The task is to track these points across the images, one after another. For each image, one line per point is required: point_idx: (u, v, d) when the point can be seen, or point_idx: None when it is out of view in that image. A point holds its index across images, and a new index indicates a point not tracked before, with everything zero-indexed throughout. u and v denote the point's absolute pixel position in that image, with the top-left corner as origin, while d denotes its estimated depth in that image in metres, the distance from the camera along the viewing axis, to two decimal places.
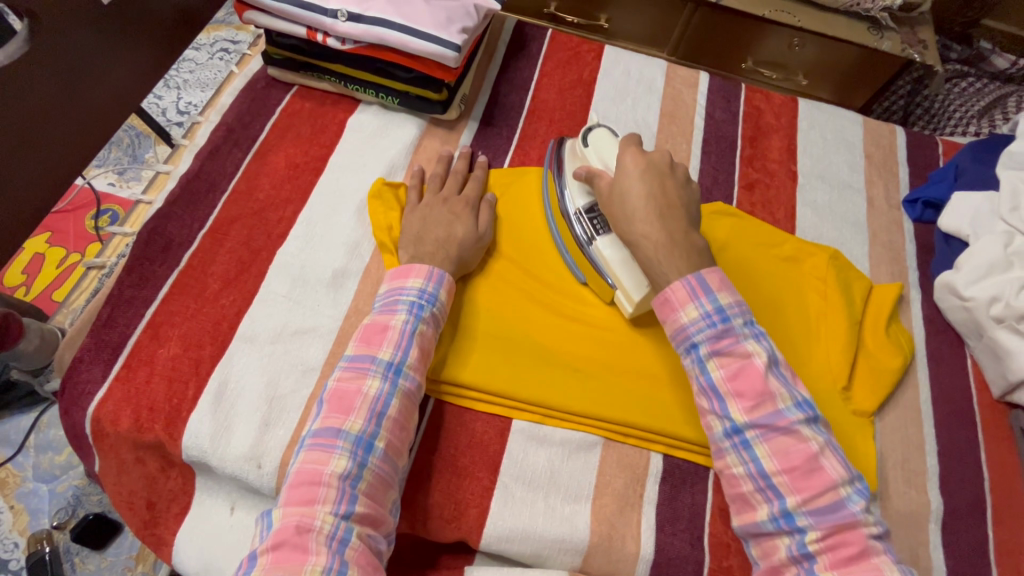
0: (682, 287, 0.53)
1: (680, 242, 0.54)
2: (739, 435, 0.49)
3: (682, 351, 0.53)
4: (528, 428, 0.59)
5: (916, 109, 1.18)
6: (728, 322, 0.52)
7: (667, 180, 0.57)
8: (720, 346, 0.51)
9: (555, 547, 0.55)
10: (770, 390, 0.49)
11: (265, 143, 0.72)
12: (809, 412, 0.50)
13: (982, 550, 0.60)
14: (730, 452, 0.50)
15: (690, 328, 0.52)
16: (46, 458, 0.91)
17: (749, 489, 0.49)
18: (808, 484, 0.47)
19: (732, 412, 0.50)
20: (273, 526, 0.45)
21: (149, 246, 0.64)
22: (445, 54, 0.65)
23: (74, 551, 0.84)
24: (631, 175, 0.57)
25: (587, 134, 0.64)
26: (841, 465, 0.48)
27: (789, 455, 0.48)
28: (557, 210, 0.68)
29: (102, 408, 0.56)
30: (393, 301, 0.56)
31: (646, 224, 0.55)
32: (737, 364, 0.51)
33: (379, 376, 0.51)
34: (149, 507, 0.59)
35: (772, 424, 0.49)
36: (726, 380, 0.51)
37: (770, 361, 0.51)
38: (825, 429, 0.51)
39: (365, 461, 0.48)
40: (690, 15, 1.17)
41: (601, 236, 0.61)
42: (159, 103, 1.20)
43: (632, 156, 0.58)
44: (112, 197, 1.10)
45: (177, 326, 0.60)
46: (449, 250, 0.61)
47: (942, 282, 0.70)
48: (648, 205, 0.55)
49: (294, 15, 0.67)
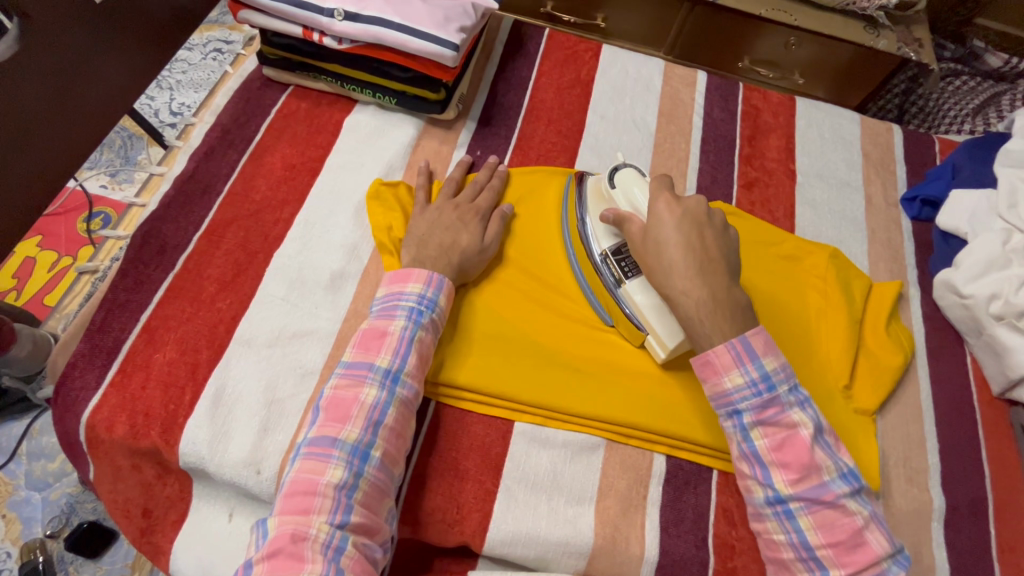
0: (727, 353, 0.51)
1: (721, 301, 0.52)
2: (783, 505, 0.49)
3: (724, 414, 0.52)
4: (530, 429, 0.59)
5: (911, 108, 1.20)
6: (774, 391, 0.50)
7: (705, 230, 0.54)
8: (765, 417, 0.50)
9: (559, 550, 0.54)
10: (816, 463, 0.49)
11: (261, 144, 0.71)
12: (854, 485, 0.49)
13: (985, 548, 0.60)
14: (771, 519, 0.50)
15: (734, 394, 0.51)
16: (38, 465, 0.89)
17: (791, 557, 0.49)
18: (851, 559, 0.47)
19: (775, 482, 0.49)
20: (267, 534, 0.44)
21: (143, 250, 0.63)
22: (444, 53, 0.65)
23: (68, 559, 0.83)
24: (666, 226, 0.54)
25: (614, 175, 0.62)
26: (885, 538, 0.48)
27: (835, 529, 0.48)
28: (577, 244, 0.66)
29: (97, 415, 0.55)
30: (392, 306, 0.56)
31: (686, 280, 0.52)
32: (783, 434, 0.50)
33: (376, 384, 0.51)
34: (145, 515, 0.58)
35: (817, 498, 0.48)
36: (771, 450, 0.50)
37: (815, 431, 0.50)
38: (867, 498, 0.51)
39: (362, 470, 0.47)
40: (686, 14, 1.17)
41: (630, 279, 0.60)
42: (151, 104, 1.19)
43: (666, 203, 0.55)
44: (104, 199, 1.08)
45: (173, 330, 0.59)
46: (451, 257, 0.60)
47: (941, 280, 0.70)
48: (687, 259, 0.52)
49: (289, 14, 0.66)
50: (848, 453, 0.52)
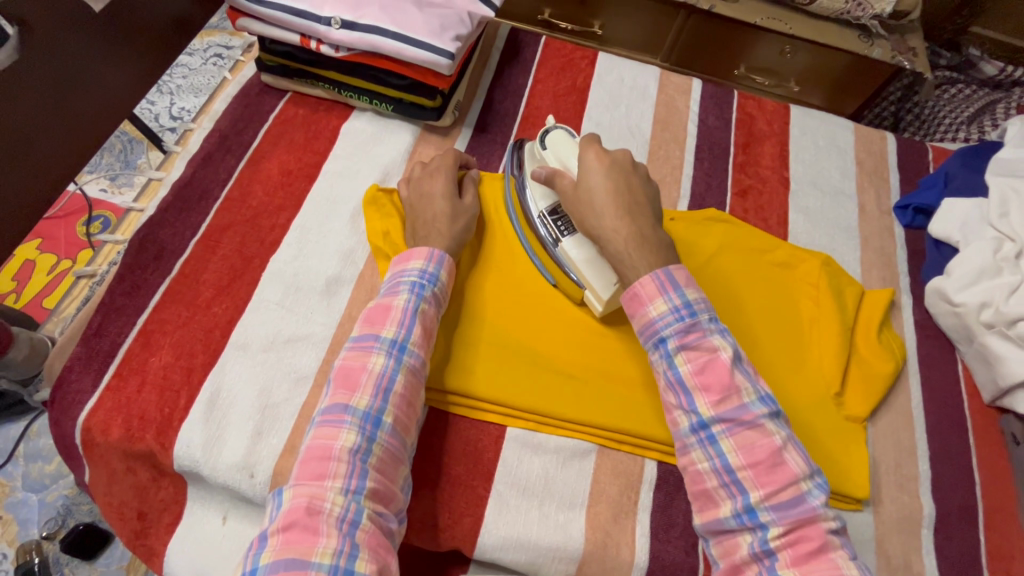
0: (652, 282, 0.53)
1: (647, 238, 0.55)
2: (705, 430, 0.49)
3: (651, 345, 0.53)
4: (521, 435, 0.59)
5: (906, 116, 1.19)
6: (695, 317, 0.52)
7: (631, 177, 0.58)
8: (687, 341, 0.51)
9: (550, 555, 0.55)
10: (735, 384, 0.49)
11: (258, 150, 0.72)
12: (772, 407, 0.50)
13: (974, 555, 0.60)
14: (695, 448, 0.50)
15: (658, 322, 0.53)
16: (35, 467, 0.90)
17: (714, 485, 0.49)
18: (771, 479, 0.47)
19: (698, 406, 0.50)
20: (283, 506, 0.44)
21: (141, 254, 0.64)
22: (439, 61, 0.65)
23: (63, 561, 0.83)
24: (595, 173, 0.57)
25: (545, 136, 0.64)
26: (803, 460, 0.48)
27: (754, 449, 0.48)
28: (518, 209, 0.68)
29: (93, 418, 0.56)
30: (397, 283, 0.57)
31: (615, 219, 0.55)
32: (705, 358, 0.51)
33: (383, 353, 0.51)
34: (140, 518, 0.58)
35: (737, 419, 0.49)
36: (693, 375, 0.50)
37: (735, 357, 0.51)
38: (786, 426, 0.51)
39: (374, 436, 0.48)
40: (683, 22, 1.17)
41: (566, 237, 0.62)
42: (152, 108, 1.19)
43: (596, 154, 0.58)
44: (104, 203, 1.09)
45: (169, 334, 0.59)
46: (439, 228, 0.62)
47: (933, 288, 0.71)
48: (616, 201, 0.56)
49: (287, 23, 0.67)
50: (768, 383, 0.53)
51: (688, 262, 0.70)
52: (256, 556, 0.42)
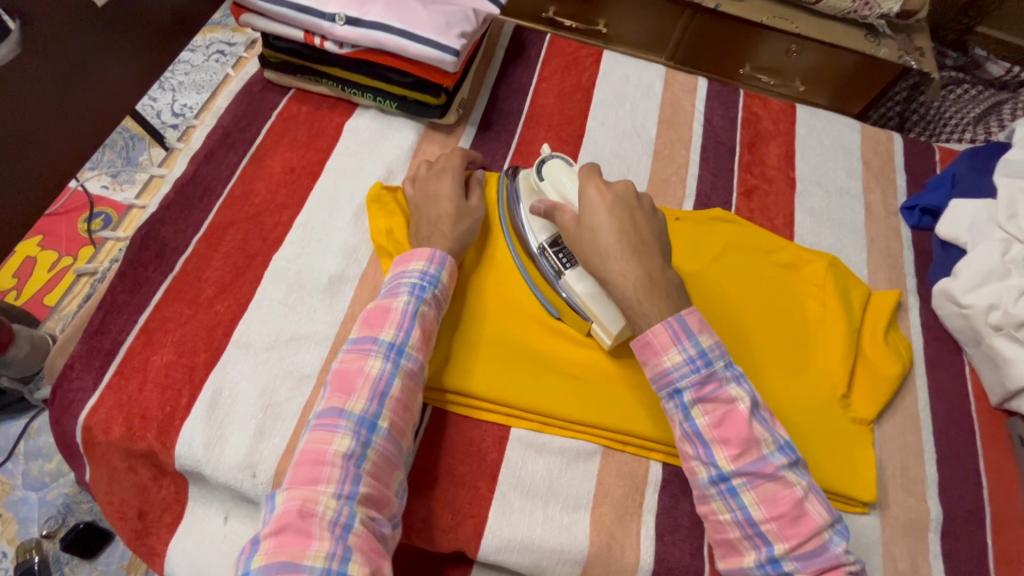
0: (664, 331, 0.51)
1: (657, 282, 0.53)
2: (726, 482, 0.48)
3: (665, 395, 0.52)
4: (526, 436, 0.59)
5: (912, 116, 1.18)
6: (711, 366, 0.50)
7: (636, 213, 0.55)
8: (704, 393, 0.50)
9: (554, 557, 0.54)
10: (755, 436, 0.48)
11: (261, 147, 0.71)
12: (792, 456, 0.49)
13: (982, 559, 0.60)
14: (716, 499, 0.49)
15: (673, 372, 0.51)
16: (36, 465, 0.89)
17: (737, 536, 0.49)
18: (794, 532, 0.47)
19: (718, 459, 0.49)
20: (276, 510, 0.44)
21: (143, 252, 0.63)
22: (444, 59, 0.65)
23: (64, 560, 0.83)
24: (598, 211, 0.55)
25: (541, 167, 0.62)
26: (825, 507, 0.48)
27: (777, 501, 0.47)
28: (511, 227, 0.66)
29: (94, 417, 0.55)
30: (396, 285, 0.56)
31: (622, 262, 0.53)
32: (722, 410, 0.49)
33: (381, 356, 0.51)
34: (140, 517, 0.58)
35: (758, 472, 0.48)
36: (712, 427, 0.49)
37: (753, 405, 0.50)
38: (805, 470, 0.51)
39: (369, 440, 0.47)
40: (688, 20, 1.17)
41: (569, 269, 0.60)
42: (154, 105, 1.19)
43: (597, 189, 0.56)
44: (106, 200, 1.08)
45: (171, 333, 0.59)
46: (442, 229, 0.62)
47: (940, 289, 0.70)
48: (622, 242, 0.53)
49: (291, 19, 0.66)
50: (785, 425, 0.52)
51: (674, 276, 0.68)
52: (247, 560, 0.41)
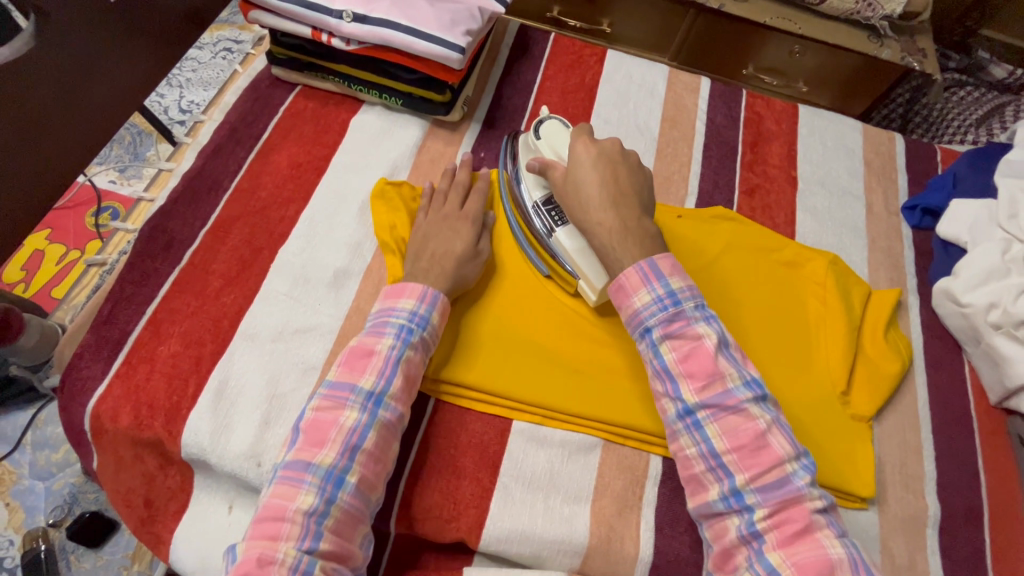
0: (635, 273, 0.53)
1: (632, 229, 0.55)
2: (691, 416, 0.50)
3: (637, 335, 0.54)
4: (528, 429, 0.59)
5: (915, 118, 1.19)
6: (680, 306, 0.52)
7: (619, 167, 0.58)
8: (672, 330, 0.52)
9: (555, 548, 0.55)
10: (720, 370, 0.50)
11: (268, 142, 0.72)
12: (757, 391, 0.50)
13: (979, 556, 0.60)
14: (683, 434, 0.50)
15: (643, 312, 0.53)
16: (43, 455, 0.90)
17: (701, 470, 0.49)
18: (754, 462, 0.48)
19: (683, 393, 0.50)
20: (236, 559, 0.45)
21: (151, 244, 0.64)
22: (449, 56, 0.66)
23: (70, 549, 0.84)
24: (584, 165, 0.58)
25: (539, 126, 0.64)
26: (787, 441, 0.49)
27: (738, 433, 0.48)
28: (512, 200, 0.68)
29: (102, 405, 0.56)
30: (382, 323, 0.55)
31: (600, 211, 0.56)
32: (688, 346, 0.51)
33: (357, 407, 0.50)
34: (147, 505, 0.59)
35: (721, 405, 0.49)
36: (678, 362, 0.51)
37: (720, 342, 0.51)
38: (774, 408, 0.51)
39: (334, 496, 0.47)
40: (692, 21, 1.18)
41: (559, 227, 0.61)
42: (162, 101, 1.20)
43: (585, 144, 0.59)
44: (113, 194, 1.10)
45: (178, 324, 0.60)
46: (445, 266, 0.60)
47: (940, 288, 0.71)
48: (602, 193, 0.56)
49: (299, 16, 0.67)
50: (755, 368, 0.53)
51: (692, 263, 0.70)
52: None
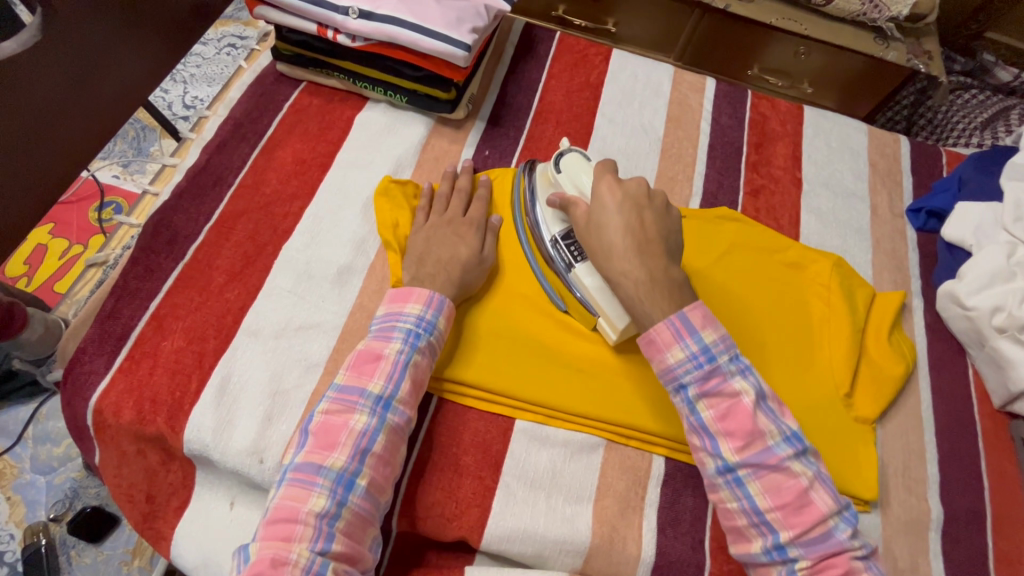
0: (667, 329, 0.51)
1: (659, 280, 0.52)
2: (731, 474, 0.49)
3: (671, 389, 0.52)
4: (531, 428, 0.59)
5: (919, 120, 1.18)
6: (715, 362, 0.51)
7: (644, 211, 0.55)
8: (708, 388, 0.50)
9: (556, 548, 0.55)
10: (759, 429, 0.49)
11: (273, 138, 0.72)
12: (798, 446, 0.50)
13: (981, 559, 0.60)
14: (723, 488, 0.50)
15: (677, 369, 0.51)
16: (44, 449, 0.90)
17: (744, 523, 0.50)
18: (799, 520, 0.48)
19: (723, 451, 0.50)
20: (249, 560, 0.45)
21: (155, 239, 0.64)
22: (455, 53, 0.65)
23: (70, 543, 0.84)
24: (608, 209, 0.55)
25: (559, 160, 0.63)
26: (830, 496, 0.49)
27: (781, 491, 0.48)
28: (523, 209, 0.67)
29: (105, 400, 0.56)
30: (389, 327, 0.55)
31: (625, 260, 0.53)
32: (726, 404, 0.50)
33: (367, 411, 0.50)
34: (148, 500, 0.58)
35: (763, 463, 0.49)
36: (716, 420, 0.50)
37: (758, 397, 0.50)
38: (814, 457, 0.51)
39: (346, 499, 0.47)
40: (697, 20, 1.17)
41: (580, 263, 0.60)
42: (165, 96, 1.20)
43: (609, 187, 0.56)
44: (117, 189, 1.09)
45: (181, 319, 0.60)
46: (450, 273, 0.60)
47: (945, 291, 0.71)
48: (626, 240, 0.53)
49: (305, 11, 0.67)
50: (793, 416, 0.52)
51: (694, 266, 0.70)
52: None
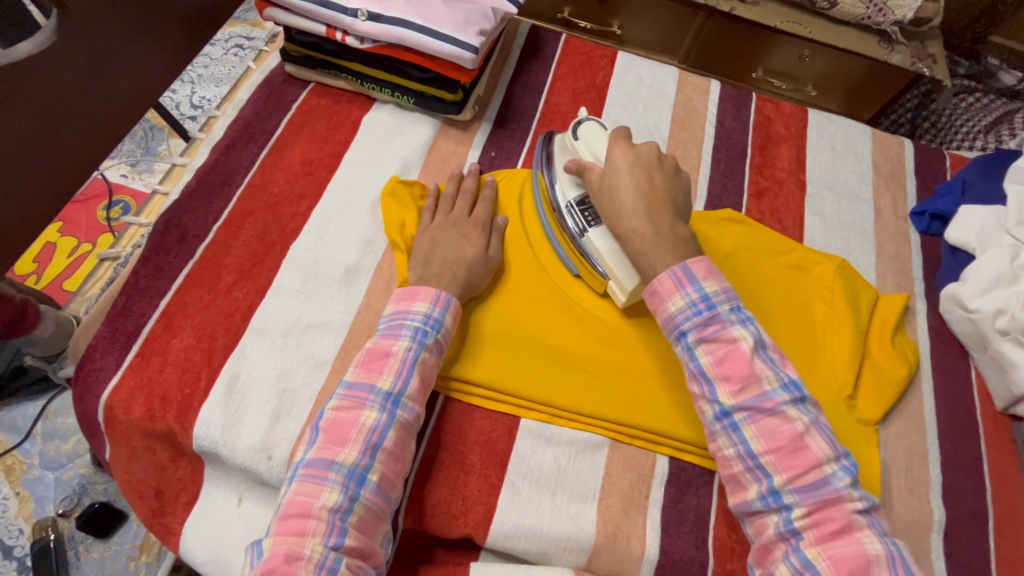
0: (669, 278, 0.54)
1: (666, 235, 0.55)
2: (728, 418, 0.50)
3: (673, 337, 0.54)
4: (536, 427, 0.60)
5: (923, 123, 1.17)
6: (714, 309, 0.53)
7: (654, 173, 0.58)
8: (707, 333, 0.52)
9: (561, 545, 0.55)
10: (756, 373, 0.50)
11: (281, 138, 0.73)
12: (795, 393, 0.50)
13: (982, 560, 0.60)
14: (721, 435, 0.51)
15: (678, 316, 0.53)
16: (52, 445, 0.91)
17: (740, 470, 0.50)
18: (793, 464, 0.48)
19: (720, 395, 0.51)
20: (262, 554, 0.45)
21: (165, 237, 0.65)
22: (463, 55, 0.66)
23: (78, 539, 0.85)
24: (620, 170, 0.58)
25: (576, 127, 0.64)
26: (826, 444, 0.49)
27: (776, 435, 0.49)
28: (547, 204, 0.68)
29: (115, 396, 0.57)
30: (397, 325, 0.55)
31: (634, 217, 0.56)
32: (724, 349, 0.51)
33: (377, 407, 0.51)
34: (157, 496, 0.59)
35: (758, 406, 0.50)
36: (714, 365, 0.51)
37: (756, 344, 0.52)
38: (814, 410, 0.52)
39: (357, 494, 0.48)
40: (702, 23, 1.18)
41: (593, 227, 0.61)
42: (173, 96, 1.21)
43: (622, 150, 0.59)
44: (125, 188, 1.10)
45: (190, 317, 0.60)
46: (456, 273, 0.60)
47: (948, 294, 0.71)
48: (636, 199, 0.56)
49: (314, 13, 0.68)
50: (793, 368, 0.53)
51: None
52: None
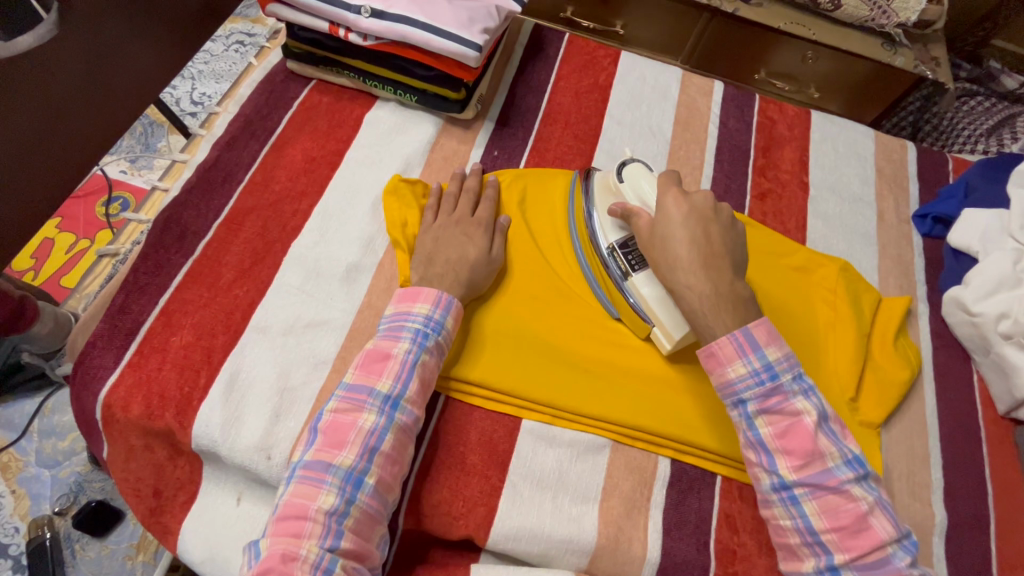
0: (730, 344, 0.52)
1: (725, 295, 0.53)
2: (788, 491, 0.50)
3: (729, 403, 0.53)
4: (537, 428, 0.59)
5: (925, 126, 1.18)
6: (777, 380, 0.51)
7: (711, 226, 0.56)
8: (769, 405, 0.51)
9: (561, 547, 0.55)
10: (820, 450, 0.50)
11: (282, 136, 0.72)
12: (859, 471, 0.50)
13: (984, 564, 0.60)
14: (778, 505, 0.51)
15: (738, 384, 0.52)
16: (49, 442, 0.91)
17: (797, 542, 0.50)
18: (856, 543, 0.48)
19: (780, 468, 0.50)
20: (259, 555, 0.45)
21: (165, 234, 0.64)
22: (467, 54, 0.65)
23: (74, 537, 0.84)
24: (673, 222, 0.56)
25: (621, 168, 0.64)
26: (890, 523, 0.49)
27: (839, 514, 0.49)
28: (584, 236, 0.66)
29: (114, 393, 0.56)
30: (398, 326, 0.55)
31: (690, 273, 0.54)
32: (787, 422, 0.51)
33: (375, 410, 0.50)
34: (156, 495, 0.59)
35: (821, 483, 0.49)
36: (775, 438, 0.51)
37: (820, 418, 0.51)
38: (875, 484, 0.51)
39: (354, 497, 0.47)
40: (705, 25, 1.18)
41: (637, 272, 0.60)
42: (174, 92, 1.20)
43: (675, 199, 0.57)
44: (124, 184, 1.10)
45: (190, 315, 0.60)
46: (459, 273, 0.60)
47: (951, 297, 0.71)
48: (692, 253, 0.54)
49: (317, 9, 0.67)
50: (854, 440, 0.52)
51: None
52: None
